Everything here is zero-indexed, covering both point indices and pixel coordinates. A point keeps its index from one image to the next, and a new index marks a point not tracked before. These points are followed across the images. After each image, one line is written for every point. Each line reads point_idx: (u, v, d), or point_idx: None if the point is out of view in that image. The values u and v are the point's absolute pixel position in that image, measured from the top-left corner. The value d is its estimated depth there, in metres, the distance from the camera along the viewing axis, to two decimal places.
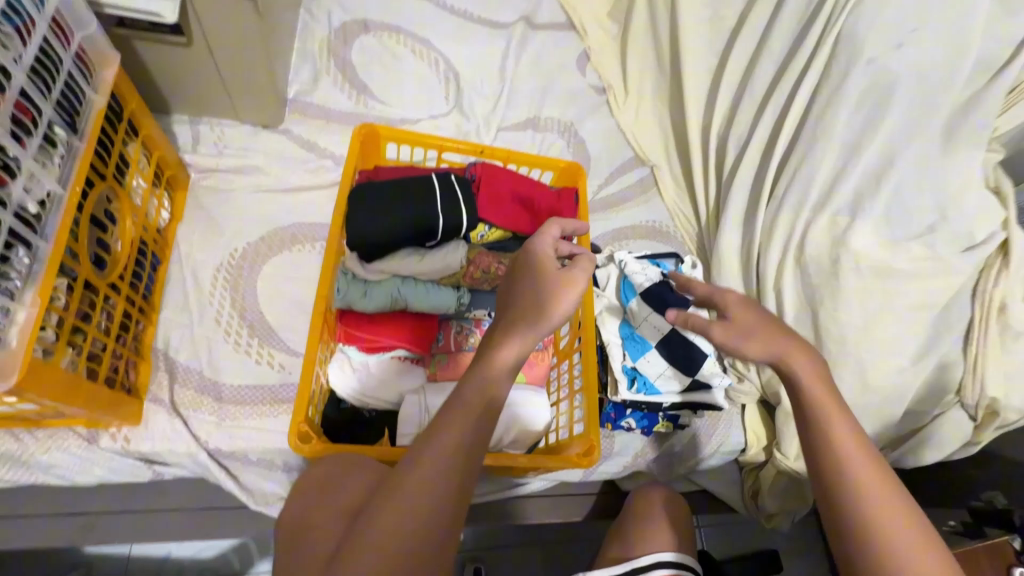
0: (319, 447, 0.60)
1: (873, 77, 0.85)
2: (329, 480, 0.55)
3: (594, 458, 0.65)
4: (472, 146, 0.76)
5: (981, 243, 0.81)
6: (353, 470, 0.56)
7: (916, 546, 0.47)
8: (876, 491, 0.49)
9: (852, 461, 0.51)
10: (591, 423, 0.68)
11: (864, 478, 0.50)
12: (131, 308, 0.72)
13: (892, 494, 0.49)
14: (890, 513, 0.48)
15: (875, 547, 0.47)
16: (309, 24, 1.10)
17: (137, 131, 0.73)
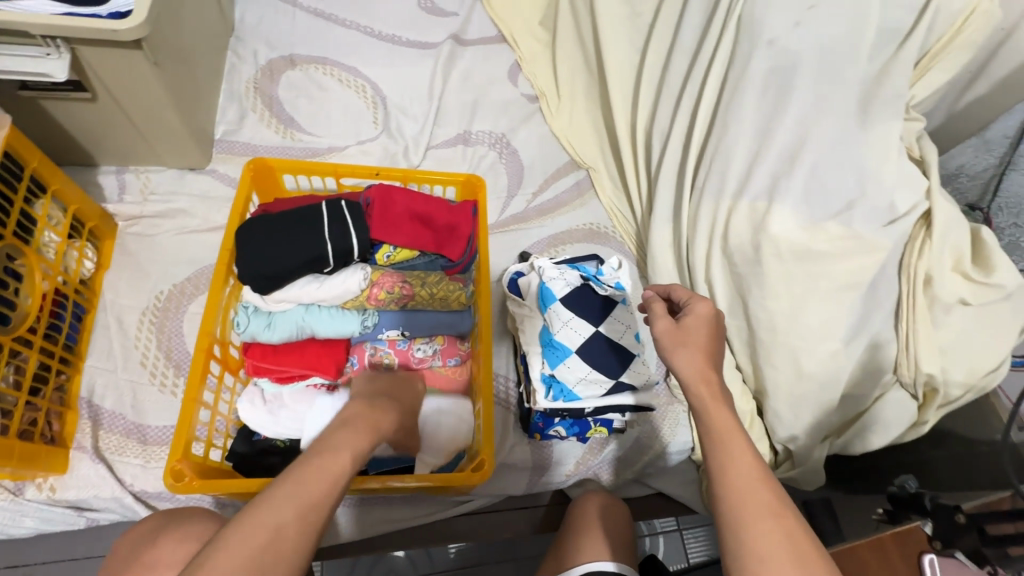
0: (194, 484, 0.61)
1: (775, 59, 0.84)
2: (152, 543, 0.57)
3: (486, 471, 0.67)
4: (367, 169, 0.77)
5: (903, 215, 0.78)
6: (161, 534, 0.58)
7: (778, 527, 0.44)
8: (744, 470, 0.47)
9: (725, 442, 0.49)
10: (489, 435, 0.69)
11: (734, 459, 0.48)
12: (49, 359, 0.74)
13: (757, 473, 0.47)
14: (754, 491, 0.46)
15: (749, 494, 0.46)
16: (235, 65, 1.13)
17: (44, 187, 0.75)
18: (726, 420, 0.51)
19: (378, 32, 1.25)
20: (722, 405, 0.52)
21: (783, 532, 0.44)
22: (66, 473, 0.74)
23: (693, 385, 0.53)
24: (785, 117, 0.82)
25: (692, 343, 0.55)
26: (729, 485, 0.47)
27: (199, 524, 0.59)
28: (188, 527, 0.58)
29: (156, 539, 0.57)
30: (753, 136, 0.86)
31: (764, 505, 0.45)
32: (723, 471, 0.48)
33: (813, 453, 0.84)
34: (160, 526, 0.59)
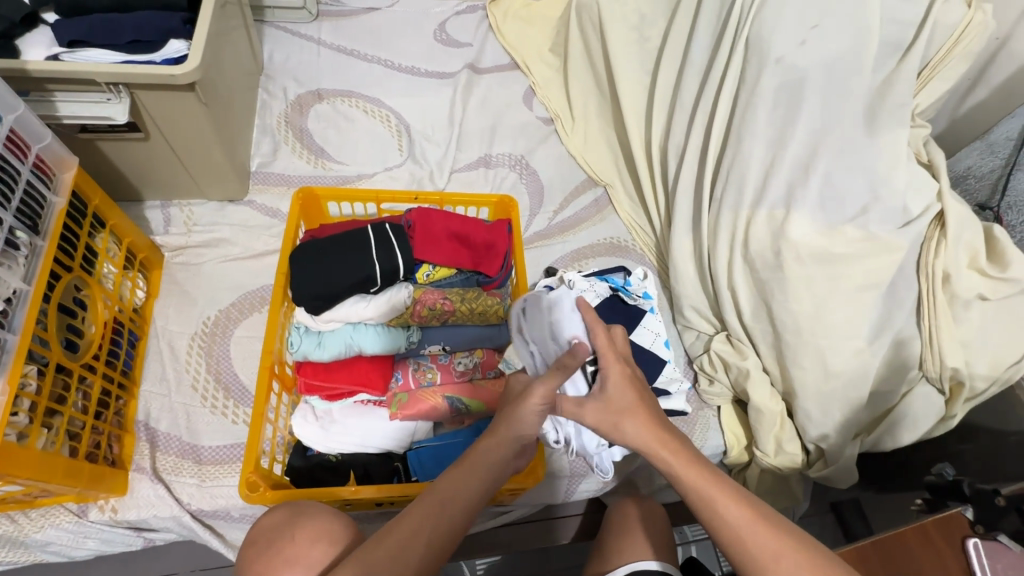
0: (267, 495, 0.66)
1: (784, 75, 0.88)
2: (280, 534, 0.59)
3: (539, 475, 0.76)
4: (406, 194, 0.82)
5: (917, 217, 0.82)
6: (289, 523, 0.60)
7: (790, 564, 0.48)
8: (736, 522, 0.51)
9: (707, 503, 0.52)
10: (539, 443, 0.78)
11: (722, 514, 0.51)
12: (110, 385, 0.78)
13: (744, 516, 0.51)
14: (752, 542, 0.49)
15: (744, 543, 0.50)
16: (267, 101, 1.20)
17: (104, 222, 0.80)
18: (696, 476, 0.54)
19: (398, 65, 1.32)
20: (691, 466, 0.54)
21: (794, 567, 0.48)
22: (126, 494, 0.77)
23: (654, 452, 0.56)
24: (798, 128, 0.87)
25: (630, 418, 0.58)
26: (729, 543, 0.50)
27: (321, 521, 0.60)
28: (316, 523, 0.59)
29: (289, 535, 0.58)
30: (768, 147, 0.91)
31: (770, 549, 0.49)
32: (722, 529, 0.51)
33: (845, 451, 0.86)
34: (287, 520, 0.60)
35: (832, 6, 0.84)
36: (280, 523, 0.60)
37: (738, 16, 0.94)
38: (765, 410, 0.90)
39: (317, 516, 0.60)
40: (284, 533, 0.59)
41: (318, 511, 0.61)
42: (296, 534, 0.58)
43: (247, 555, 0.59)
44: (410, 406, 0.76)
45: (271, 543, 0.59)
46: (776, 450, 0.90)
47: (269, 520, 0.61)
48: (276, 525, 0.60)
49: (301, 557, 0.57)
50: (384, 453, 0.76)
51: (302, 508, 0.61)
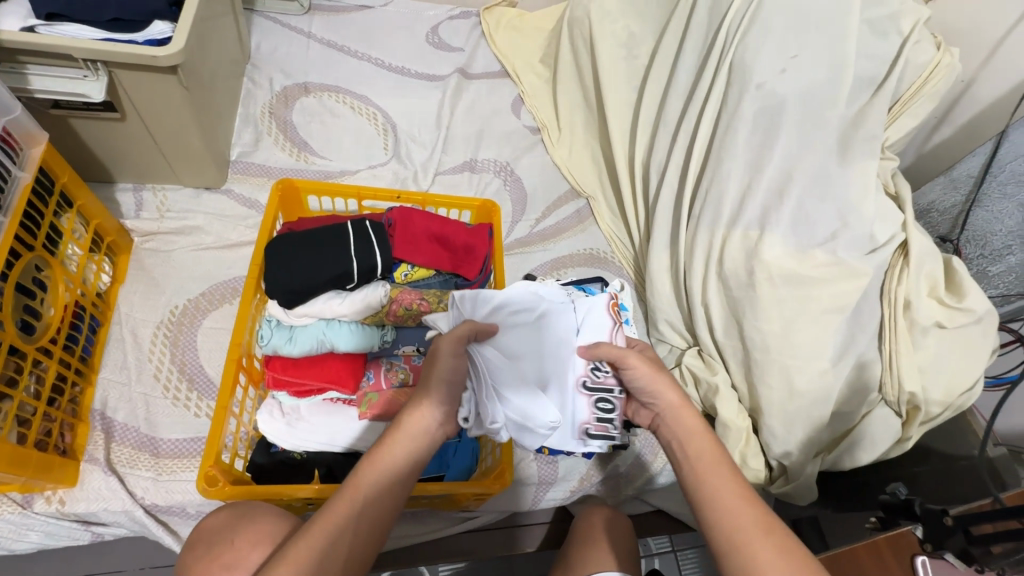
0: (225, 490, 0.64)
1: (764, 100, 0.91)
2: (218, 537, 0.55)
3: (506, 480, 0.73)
4: (389, 192, 0.81)
5: (883, 245, 0.85)
6: (232, 524, 0.56)
7: (771, 543, 0.47)
8: (730, 496, 0.51)
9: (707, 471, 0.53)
10: (509, 447, 0.76)
11: (719, 483, 0.52)
12: (66, 371, 0.75)
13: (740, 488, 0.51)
14: (742, 515, 0.49)
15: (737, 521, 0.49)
16: (252, 90, 1.18)
17: (71, 202, 0.78)
18: (706, 446, 0.55)
19: (388, 64, 1.32)
20: (709, 437, 0.55)
21: (778, 553, 0.47)
22: (76, 485, 0.74)
23: (679, 412, 0.58)
24: (775, 152, 0.90)
25: (665, 377, 0.60)
26: (718, 509, 0.50)
27: (267, 522, 0.56)
28: (258, 526, 0.56)
29: (230, 538, 0.55)
30: (746, 169, 0.93)
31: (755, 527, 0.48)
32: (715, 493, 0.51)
33: (806, 469, 0.88)
34: (228, 523, 0.57)
35: (812, 38, 0.88)
36: (220, 527, 0.56)
37: (723, 42, 0.97)
38: (732, 425, 0.92)
39: (261, 520, 0.57)
40: (223, 537, 0.55)
41: (262, 514, 0.58)
42: (234, 537, 0.55)
43: (186, 559, 0.56)
44: (380, 405, 0.75)
45: (209, 546, 0.55)
46: (740, 465, 0.91)
47: (211, 523, 0.57)
48: (217, 528, 0.57)
49: (240, 561, 0.53)
50: (351, 451, 0.75)
51: (247, 509, 0.58)
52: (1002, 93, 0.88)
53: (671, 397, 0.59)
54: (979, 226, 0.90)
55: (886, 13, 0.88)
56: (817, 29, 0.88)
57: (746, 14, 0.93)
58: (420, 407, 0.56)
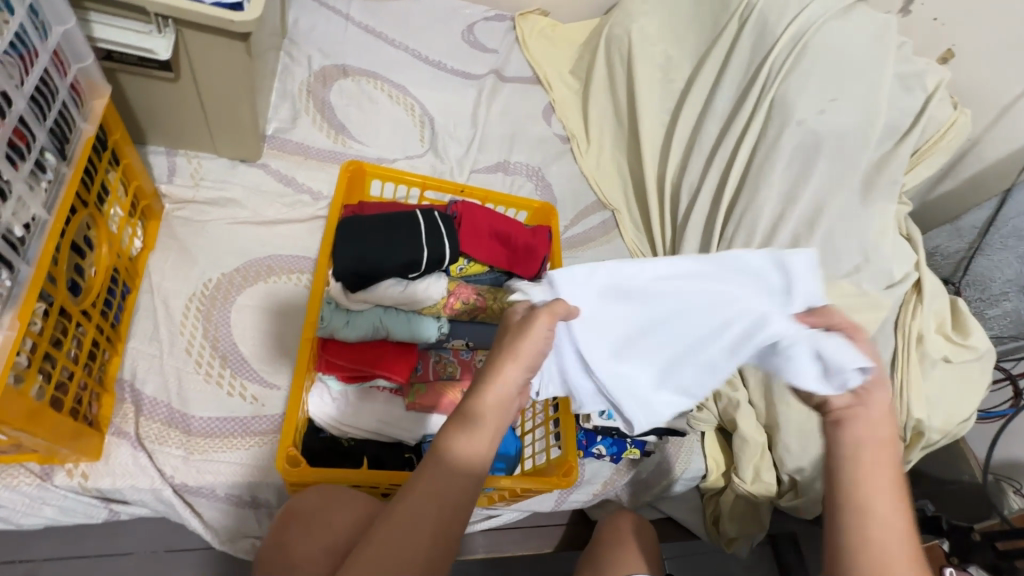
0: (307, 471, 0.62)
1: (803, 137, 0.97)
2: (310, 516, 0.57)
3: (574, 478, 0.71)
4: (453, 185, 0.82)
5: (900, 281, 0.92)
6: (323, 506, 0.58)
7: None
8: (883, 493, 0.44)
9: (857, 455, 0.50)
10: (574, 444, 0.74)
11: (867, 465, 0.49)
12: (100, 336, 0.71)
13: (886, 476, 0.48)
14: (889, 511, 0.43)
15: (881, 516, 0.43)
16: (289, 66, 1.16)
17: (119, 161, 0.74)
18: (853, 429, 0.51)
19: (425, 57, 1.32)
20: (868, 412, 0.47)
21: None
22: (100, 459, 0.70)
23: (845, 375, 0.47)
24: (809, 187, 0.96)
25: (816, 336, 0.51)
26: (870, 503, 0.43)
27: (357, 504, 0.58)
28: (349, 509, 0.58)
29: (324, 519, 0.57)
30: (779, 199, 0.99)
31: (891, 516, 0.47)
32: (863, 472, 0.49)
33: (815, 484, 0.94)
34: (324, 505, 0.58)
35: (850, 85, 0.96)
36: (313, 509, 0.58)
37: (767, 77, 1.02)
38: (750, 440, 0.96)
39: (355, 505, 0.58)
40: (318, 518, 0.57)
41: (356, 499, 0.59)
42: (328, 517, 0.57)
43: (278, 536, 0.57)
44: (428, 398, 0.75)
45: (302, 524, 0.57)
46: (754, 478, 0.95)
47: (301, 504, 0.59)
48: (306, 508, 0.58)
49: (338, 538, 0.55)
50: (399, 443, 0.75)
51: (335, 492, 0.60)
52: (1007, 154, 0.98)
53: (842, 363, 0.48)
54: (979, 272, 0.99)
55: (914, 70, 0.97)
56: (855, 78, 0.96)
57: (790, 55, 1.00)
58: (494, 386, 0.50)
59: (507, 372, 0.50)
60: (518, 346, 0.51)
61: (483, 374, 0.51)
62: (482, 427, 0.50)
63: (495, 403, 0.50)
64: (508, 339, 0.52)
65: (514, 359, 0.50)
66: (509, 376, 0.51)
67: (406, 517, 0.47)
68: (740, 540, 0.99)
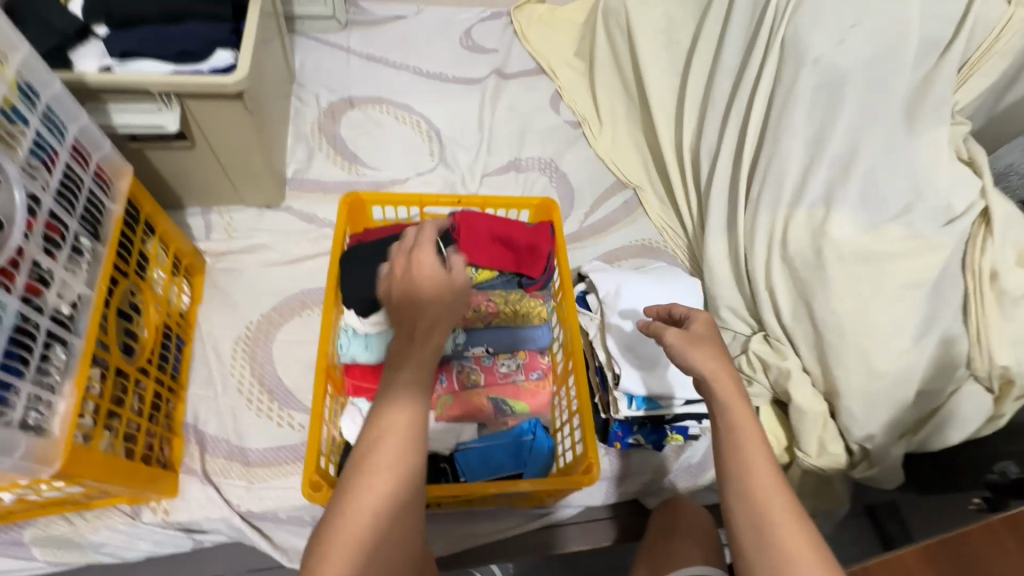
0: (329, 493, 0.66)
1: (822, 73, 0.88)
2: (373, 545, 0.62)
3: (596, 475, 0.69)
4: (450, 198, 0.84)
5: (961, 215, 0.82)
6: None
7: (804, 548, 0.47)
8: (777, 508, 0.49)
9: (762, 491, 0.50)
10: (593, 442, 0.71)
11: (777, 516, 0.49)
12: (161, 388, 0.79)
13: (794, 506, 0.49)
14: (774, 522, 0.48)
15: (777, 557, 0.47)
16: (300, 108, 1.22)
17: (153, 229, 0.82)
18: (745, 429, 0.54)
19: (426, 72, 1.34)
20: (744, 411, 0.54)
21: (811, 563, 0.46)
22: (177, 496, 0.78)
23: (715, 385, 0.56)
24: (836, 128, 0.87)
25: (722, 380, 0.56)
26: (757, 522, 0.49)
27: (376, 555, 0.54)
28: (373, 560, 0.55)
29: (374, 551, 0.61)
30: (807, 146, 0.90)
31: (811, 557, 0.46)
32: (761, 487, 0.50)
33: (890, 451, 0.85)
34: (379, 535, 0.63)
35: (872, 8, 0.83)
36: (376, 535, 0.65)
37: (774, 18, 0.93)
38: (808, 410, 0.89)
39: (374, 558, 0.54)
40: None
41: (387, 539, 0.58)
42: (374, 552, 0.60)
43: None
44: (455, 406, 0.78)
45: None
46: (819, 450, 0.88)
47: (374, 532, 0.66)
48: None
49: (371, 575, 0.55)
50: (431, 455, 0.77)
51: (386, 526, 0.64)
52: None
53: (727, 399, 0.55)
54: None
55: None
56: None
57: None
58: (430, 310, 0.57)
59: (435, 299, 0.58)
60: (439, 275, 0.59)
61: (416, 304, 0.58)
62: (423, 355, 0.55)
63: (431, 327, 0.57)
64: (425, 270, 0.60)
65: (442, 288, 0.59)
66: (437, 303, 0.58)
67: (370, 454, 0.49)
68: (817, 518, 0.93)
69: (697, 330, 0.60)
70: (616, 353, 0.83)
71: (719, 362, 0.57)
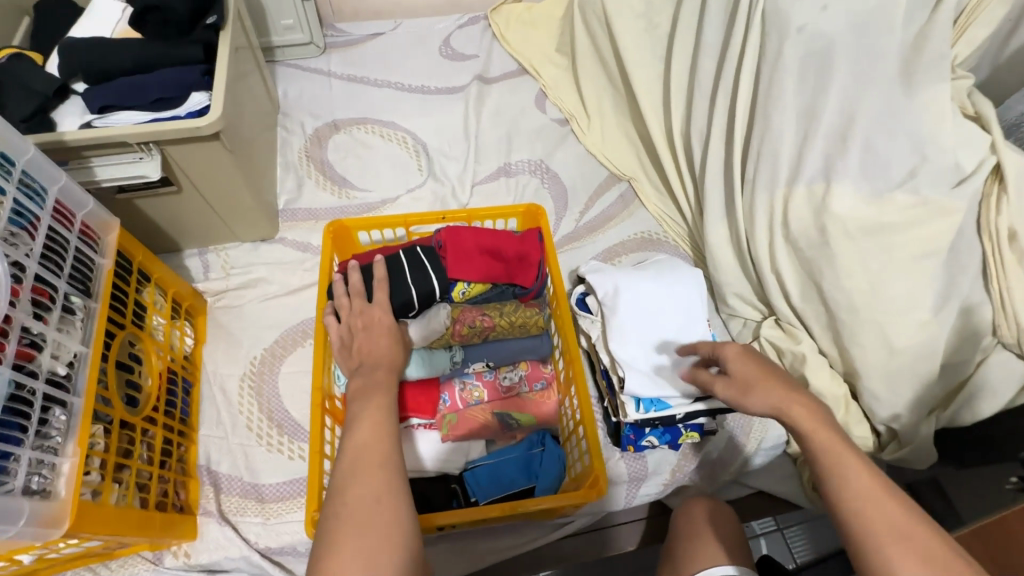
0: None
1: (808, 43, 0.83)
2: None
3: (604, 488, 0.68)
4: (433, 215, 0.83)
5: (971, 175, 0.77)
6: None
7: (912, 546, 0.47)
8: (877, 509, 0.50)
9: (861, 498, 0.50)
10: (599, 453, 0.70)
11: (878, 516, 0.49)
12: (171, 434, 0.80)
13: (913, 525, 0.48)
14: (877, 517, 0.49)
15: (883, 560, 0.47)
16: (287, 137, 1.22)
17: (148, 276, 0.83)
18: (831, 438, 0.55)
19: (408, 86, 1.33)
20: (819, 427, 0.56)
21: (917, 553, 0.46)
22: (197, 538, 0.79)
23: (780, 410, 0.59)
24: (829, 98, 0.82)
25: (783, 399, 0.59)
26: (860, 526, 0.49)
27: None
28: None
29: None
30: (799, 120, 0.86)
31: (931, 561, 0.46)
32: (860, 496, 0.50)
33: (920, 430, 0.81)
34: None
35: None
36: None
37: None
38: (828, 394, 0.85)
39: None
40: None
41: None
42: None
43: None
44: (459, 425, 0.78)
45: None
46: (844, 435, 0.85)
47: None
48: None
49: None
50: (440, 476, 0.77)
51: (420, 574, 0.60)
52: None
53: (802, 418, 0.57)
54: None
55: None
56: None
57: None
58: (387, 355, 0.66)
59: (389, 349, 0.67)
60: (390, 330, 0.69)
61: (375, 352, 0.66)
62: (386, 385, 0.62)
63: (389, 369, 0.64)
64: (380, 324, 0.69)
65: (395, 339, 0.68)
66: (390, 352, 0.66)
67: (361, 463, 0.53)
68: None
69: (738, 359, 0.66)
70: (620, 355, 0.80)
71: (776, 387, 0.61)
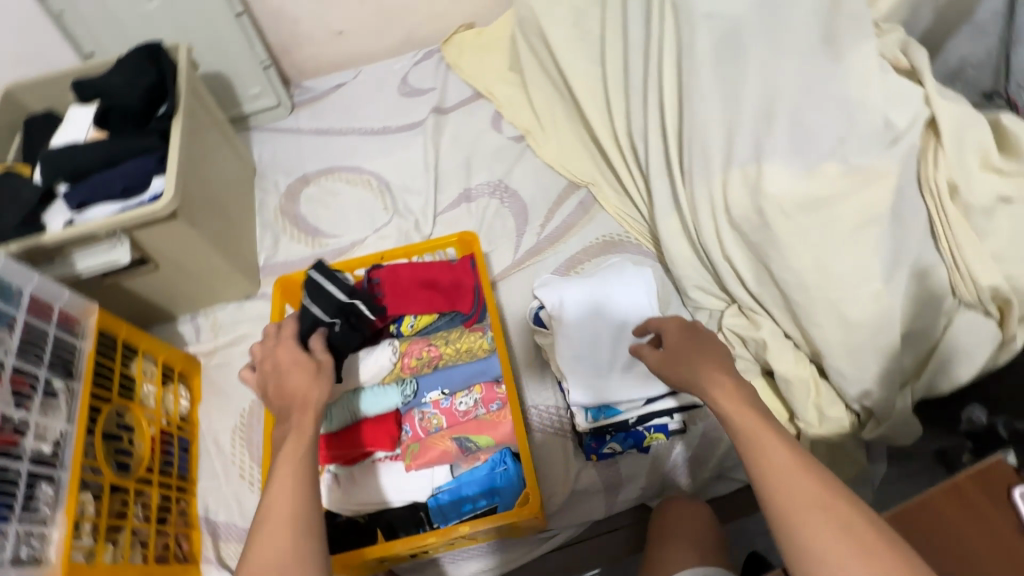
0: None
1: (717, 29, 0.82)
2: None
3: (535, 501, 0.73)
4: (371, 256, 0.88)
5: (903, 133, 0.74)
6: None
7: (829, 518, 0.46)
8: (795, 481, 0.48)
9: (777, 475, 0.49)
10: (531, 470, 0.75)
11: (798, 492, 0.48)
12: (168, 491, 0.87)
13: (830, 498, 0.46)
14: (796, 487, 0.48)
15: (802, 537, 0.46)
16: (263, 198, 1.31)
17: (135, 349, 0.91)
18: (747, 414, 0.54)
19: (370, 129, 1.39)
20: (741, 403, 0.55)
21: (835, 525, 0.45)
22: None
23: (707, 385, 0.58)
24: (747, 79, 0.81)
25: (709, 372, 0.60)
26: (780, 502, 0.48)
27: None
28: None
29: None
30: (723, 104, 0.85)
31: (845, 544, 0.44)
32: (779, 470, 0.49)
33: (895, 404, 0.77)
34: None
35: None
36: None
37: None
38: (795, 378, 0.83)
39: None
40: None
41: None
42: None
43: None
44: (420, 455, 0.79)
45: None
46: (820, 418, 0.82)
47: None
48: None
49: None
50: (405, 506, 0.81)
51: None
52: None
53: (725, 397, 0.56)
54: None
55: None
56: None
57: None
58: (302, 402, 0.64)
59: (304, 393, 0.65)
60: (304, 373, 0.67)
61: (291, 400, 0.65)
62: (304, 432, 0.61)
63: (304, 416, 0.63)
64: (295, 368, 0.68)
65: (309, 382, 0.66)
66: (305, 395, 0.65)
67: (272, 522, 0.54)
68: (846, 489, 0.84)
69: (674, 333, 0.66)
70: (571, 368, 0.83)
71: (699, 360, 0.61)
